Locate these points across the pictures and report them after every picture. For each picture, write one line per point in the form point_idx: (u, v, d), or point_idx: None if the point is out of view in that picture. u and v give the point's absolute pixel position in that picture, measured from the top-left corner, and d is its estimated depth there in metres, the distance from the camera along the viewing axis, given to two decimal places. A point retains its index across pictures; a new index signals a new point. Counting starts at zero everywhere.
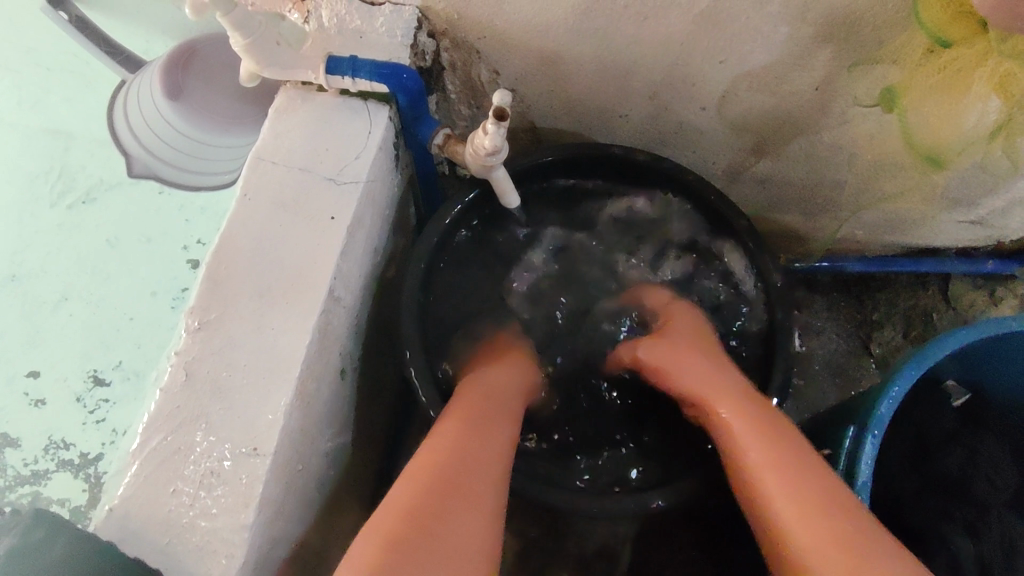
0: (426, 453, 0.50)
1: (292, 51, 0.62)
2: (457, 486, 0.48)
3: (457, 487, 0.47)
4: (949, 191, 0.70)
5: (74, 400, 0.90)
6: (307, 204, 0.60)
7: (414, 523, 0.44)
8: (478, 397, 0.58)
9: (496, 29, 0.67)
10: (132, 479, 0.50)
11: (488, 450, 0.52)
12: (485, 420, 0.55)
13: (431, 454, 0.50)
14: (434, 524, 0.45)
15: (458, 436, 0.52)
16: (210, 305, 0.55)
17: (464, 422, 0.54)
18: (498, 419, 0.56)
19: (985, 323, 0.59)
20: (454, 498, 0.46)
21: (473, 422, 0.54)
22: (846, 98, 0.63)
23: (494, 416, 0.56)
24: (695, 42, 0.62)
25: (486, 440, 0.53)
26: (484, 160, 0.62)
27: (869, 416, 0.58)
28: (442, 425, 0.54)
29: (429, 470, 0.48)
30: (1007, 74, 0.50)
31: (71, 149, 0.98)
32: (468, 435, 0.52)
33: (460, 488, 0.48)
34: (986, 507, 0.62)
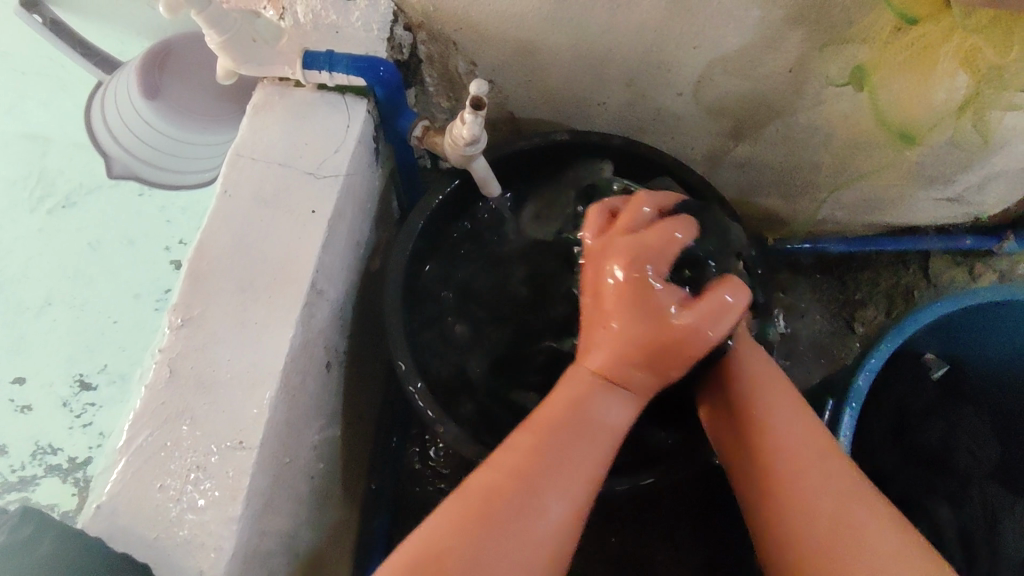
0: (490, 468, 0.45)
1: (268, 48, 0.62)
2: (527, 520, 0.42)
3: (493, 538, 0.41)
4: (925, 168, 0.71)
5: (60, 405, 0.90)
6: (287, 199, 0.60)
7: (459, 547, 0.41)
8: (574, 397, 0.47)
9: (473, 21, 0.67)
10: (119, 476, 0.50)
11: (573, 475, 0.45)
12: (581, 432, 0.46)
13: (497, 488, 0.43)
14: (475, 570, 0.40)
15: (538, 460, 0.44)
16: (193, 300, 0.55)
17: (545, 435, 0.46)
18: (586, 451, 0.46)
19: (962, 295, 0.60)
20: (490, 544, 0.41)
21: (557, 437, 0.45)
22: (820, 79, 0.63)
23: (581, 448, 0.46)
24: (670, 28, 0.62)
25: (575, 463, 0.45)
26: (463, 151, 0.63)
27: (848, 390, 0.59)
28: (515, 433, 0.46)
29: (493, 488, 0.43)
30: (973, 49, 0.50)
31: (50, 153, 0.98)
32: (546, 459, 0.45)
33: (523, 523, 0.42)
34: (967, 479, 0.65)
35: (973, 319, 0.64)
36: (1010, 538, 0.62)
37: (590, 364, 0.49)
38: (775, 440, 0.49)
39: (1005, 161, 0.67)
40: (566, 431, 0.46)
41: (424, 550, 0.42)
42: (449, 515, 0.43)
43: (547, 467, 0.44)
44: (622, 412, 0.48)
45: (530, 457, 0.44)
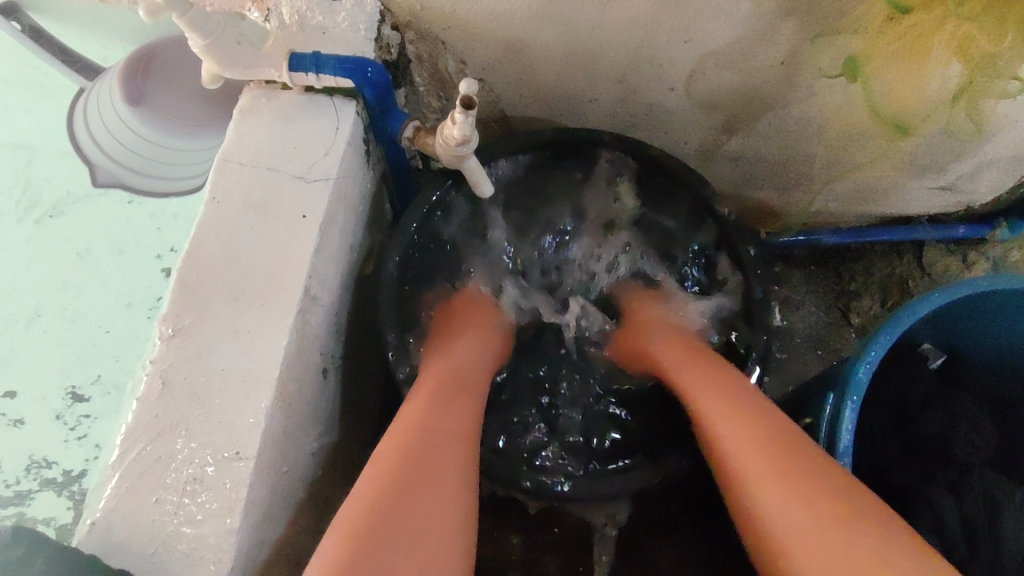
0: (389, 439, 0.51)
1: (252, 51, 0.61)
2: (428, 462, 0.49)
3: (417, 476, 0.48)
4: (918, 157, 0.71)
5: (53, 418, 0.89)
6: (277, 204, 0.59)
7: (386, 499, 0.46)
8: (450, 364, 0.62)
9: (461, 19, 0.66)
10: (113, 491, 0.49)
11: (452, 429, 0.54)
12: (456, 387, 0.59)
13: (399, 442, 0.50)
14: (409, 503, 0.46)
15: (422, 418, 0.53)
16: (185, 311, 0.54)
17: (430, 396, 0.57)
18: (456, 400, 0.57)
19: (958, 284, 0.59)
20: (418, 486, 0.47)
21: (443, 396, 0.57)
22: (811, 71, 0.63)
23: (452, 396, 0.58)
24: (660, 22, 0.62)
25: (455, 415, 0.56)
26: (454, 150, 0.62)
27: (848, 383, 0.58)
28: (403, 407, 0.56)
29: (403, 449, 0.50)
30: (966, 37, 0.50)
31: (36, 162, 0.96)
32: (432, 416, 0.54)
33: (430, 469, 0.49)
34: (967, 467, 0.64)
35: (972, 309, 0.63)
36: (1011, 528, 0.59)
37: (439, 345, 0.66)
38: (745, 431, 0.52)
39: (997, 149, 0.67)
40: (449, 387, 0.58)
41: (358, 504, 0.46)
42: (373, 481, 0.47)
43: (435, 424, 0.53)
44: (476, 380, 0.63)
45: (421, 416, 0.54)
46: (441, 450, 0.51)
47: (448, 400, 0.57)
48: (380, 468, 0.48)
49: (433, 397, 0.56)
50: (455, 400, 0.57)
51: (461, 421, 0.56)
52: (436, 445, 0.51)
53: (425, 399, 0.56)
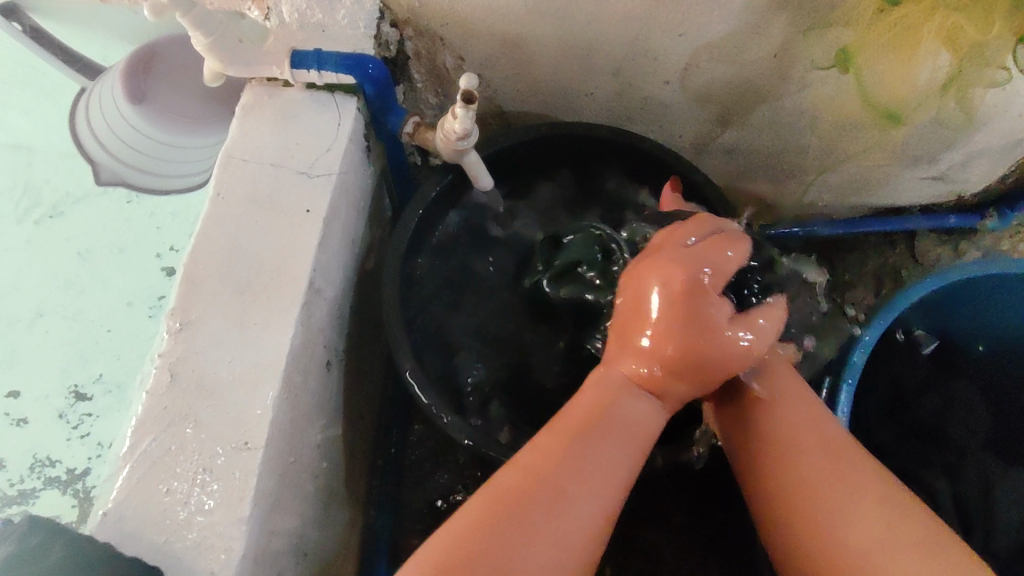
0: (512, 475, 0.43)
1: (254, 49, 0.62)
2: (553, 528, 0.41)
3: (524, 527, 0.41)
4: (909, 147, 0.72)
5: (56, 417, 0.89)
6: (280, 199, 0.60)
7: (472, 553, 0.40)
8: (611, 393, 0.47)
9: (459, 15, 0.67)
10: (124, 482, 0.50)
11: (592, 486, 0.43)
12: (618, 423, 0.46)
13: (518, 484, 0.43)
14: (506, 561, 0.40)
15: (556, 460, 0.43)
16: (191, 304, 0.55)
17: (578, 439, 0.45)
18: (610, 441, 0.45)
19: (947, 270, 0.61)
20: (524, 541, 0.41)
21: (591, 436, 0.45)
22: (804, 63, 0.64)
23: (605, 436, 0.45)
24: (655, 17, 0.63)
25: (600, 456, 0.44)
26: (454, 144, 0.63)
27: (845, 367, 0.60)
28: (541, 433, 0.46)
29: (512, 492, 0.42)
30: (954, 28, 0.52)
31: (35, 163, 0.97)
32: (567, 467, 0.43)
33: (534, 524, 0.41)
34: (963, 450, 0.66)
35: (964, 295, 0.65)
36: (1003, 507, 0.64)
37: (620, 368, 0.48)
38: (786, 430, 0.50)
39: (986, 138, 0.68)
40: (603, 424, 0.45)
41: (455, 544, 0.41)
42: (462, 526, 0.41)
43: (569, 472, 0.43)
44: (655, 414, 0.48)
45: (552, 462, 0.43)
46: (564, 507, 0.42)
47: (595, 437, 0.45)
48: (482, 511, 0.42)
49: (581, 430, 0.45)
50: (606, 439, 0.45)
51: (610, 467, 0.44)
52: (560, 495, 0.42)
53: (568, 440, 0.44)
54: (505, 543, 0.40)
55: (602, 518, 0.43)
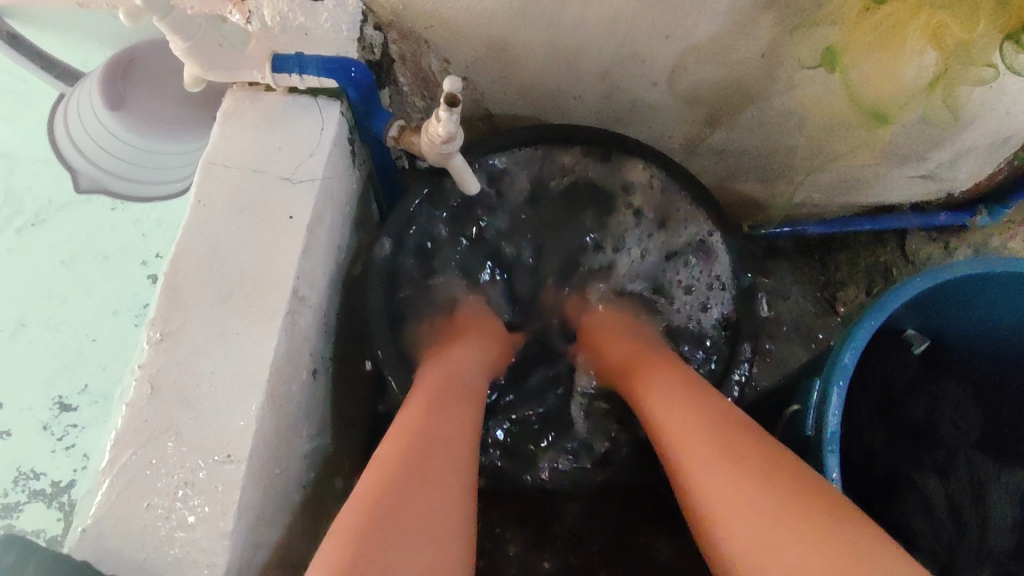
0: (391, 441, 0.51)
1: (235, 53, 0.60)
2: (433, 470, 0.49)
3: (420, 468, 0.48)
4: (898, 146, 0.72)
5: (40, 428, 0.88)
6: (263, 205, 0.59)
7: (382, 503, 0.45)
8: (448, 364, 0.62)
9: (443, 18, 0.66)
10: (104, 497, 0.49)
11: (453, 433, 0.54)
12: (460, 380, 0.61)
13: (398, 445, 0.50)
14: (405, 505, 0.45)
15: (424, 419, 0.53)
16: (172, 315, 0.54)
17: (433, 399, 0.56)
18: (458, 400, 0.58)
19: (939, 270, 0.60)
20: (415, 486, 0.47)
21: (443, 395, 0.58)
22: (792, 62, 0.63)
23: (454, 397, 0.58)
24: (641, 19, 0.62)
25: (454, 417, 0.56)
26: (440, 149, 0.62)
27: (835, 368, 0.59)
28: (403, 411, 0.56)
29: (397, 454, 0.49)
30: (940, 25, 0.51)
31: (18, 170, 0.95)
32: (431, 422, 0.53)
33: (428, 474, 0.48)
34: (953, 450, 0.65)
35: (953, 294, 0.64)
36: (997, 506, 0.62)
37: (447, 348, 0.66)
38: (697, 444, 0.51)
39: (974, 137, 0.68)
40: (445, 389, 0.59)
41: (361, 504, 0.45)
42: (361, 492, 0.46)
43: (433, 427, 0.53)
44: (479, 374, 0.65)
45: (420, 423, 0.53)
46: (445, 453, 0.51)
47: (450, 405, 0.57)
48: (374, 475, 0.48)
49: (437, 402, 0.56)
50: (452, 403, 0.57)
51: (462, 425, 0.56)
52: (434, 446, 0.51)
53: (425, 407, 0.55)
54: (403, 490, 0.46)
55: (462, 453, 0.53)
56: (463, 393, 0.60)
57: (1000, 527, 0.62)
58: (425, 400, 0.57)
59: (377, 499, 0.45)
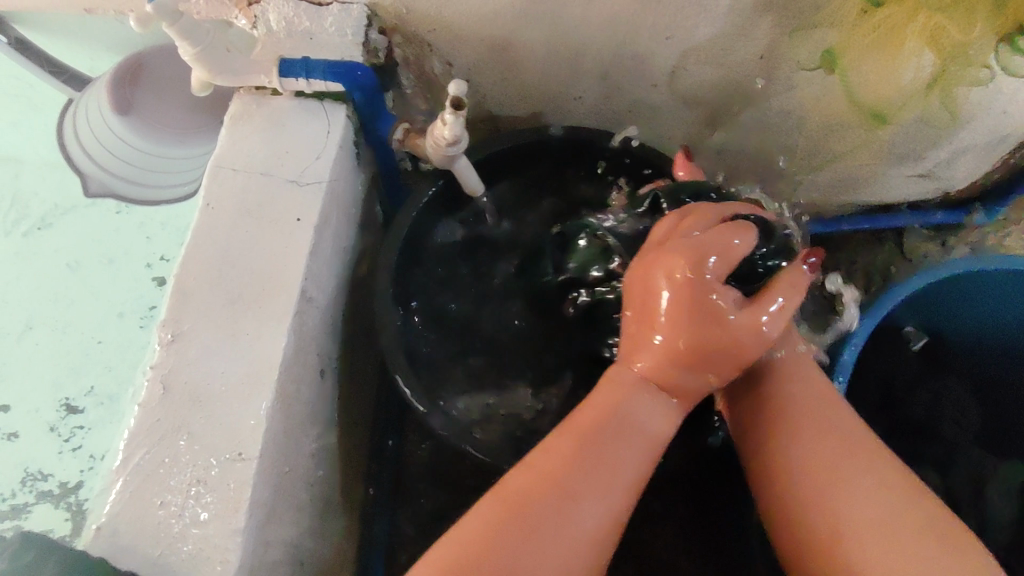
0: (522, 480, 0.44)
1: (242, 57, 0.61)
2: (562, 531, 0.42)
3: (543, 532, 0.42)
4: (896, 145, 0.73)
5: (48, 430, 0.88)
6: (272, 208, 0.59)
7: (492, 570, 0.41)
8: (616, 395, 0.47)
9: (447, 21, 0.67)
10: (118, 496, 0.49)
11: (607, 490, 0.44)
12: (630, 425, 0.46)
13: (531, 496, 0.43)
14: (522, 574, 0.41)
15: (569, 468, 0.44)
16: (182, 315, 0.55)
17: (584, 450, 0.45)
18: (625, 446, 0.45)
19: (935, 267, 0.61)
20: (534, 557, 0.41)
21: (594, 442, 0.45)
22: (791, 65, 0.65)
23: (618, 444, 0.45)
24: (642, 20, 0.63)
25: (614, 467, 0.45)
26: (444, 151, 0.63)
27: (835, 364, 0.60)
28: (553, 436, 0.46)
29: (492, 526, 0.42)
30: (937, 28, 0.52)
31: (24, 175, 0.96)
32: (583, 471, 0.44)
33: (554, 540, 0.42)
34: (954, 446, 0.67)
35: (948, 294, 0.65)
36: (995, 499, 0.64)
37: (633, 367, 0.48)
38: (797, 432, 0.49)
39: (971, 136, 0.69)
40: (607, 429, 0.45)
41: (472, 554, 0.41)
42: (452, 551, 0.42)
43: (583, 482, 0.44)
44: (668, 413, 0.48)
45: (566, 468, 0.44)
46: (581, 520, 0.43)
47: (603, 450, 0.45)
48: (490, 528, 0.42)
49: (590, 443, 0.45)
50: (617, 445, 0.45)
51: (625, 471, 0.45)
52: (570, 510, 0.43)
53: (580, 445, 0.45)
54: (524, 557, 0.41)
55: (607, 526, 0.44)
56: (630, 438, 0.46)
57: (998, 522, 0.64)
58: (579, 430, 0.46)
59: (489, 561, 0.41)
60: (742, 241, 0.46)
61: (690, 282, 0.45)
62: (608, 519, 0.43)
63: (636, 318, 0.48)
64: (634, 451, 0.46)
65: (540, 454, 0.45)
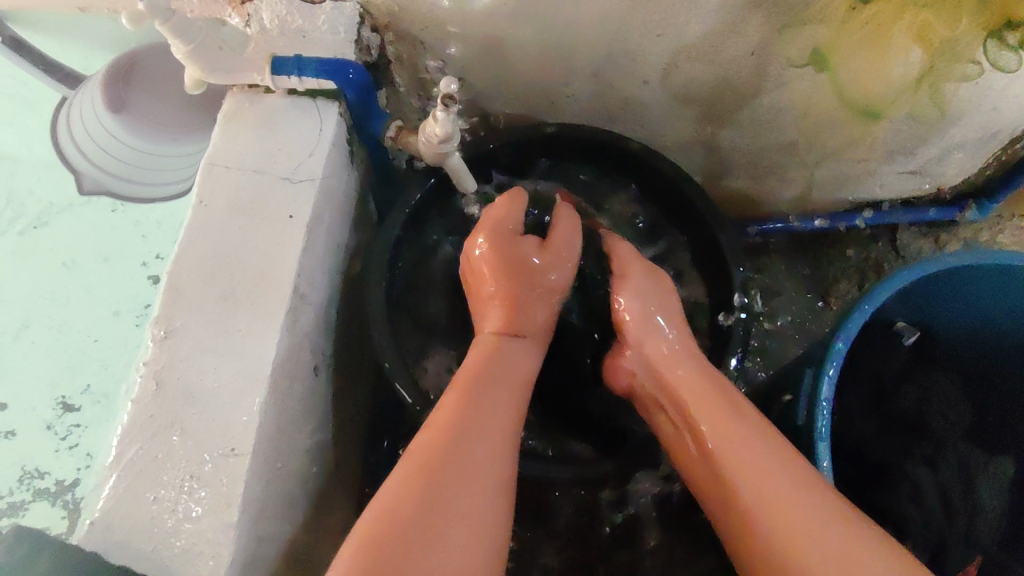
0: (424, 437, 0.48)
1: (235, 56, 0.61)
2: (459, 469, 0.46)
3: (445, 473, 0.46)
4: (886, 142, 0.73)
5: (45, 428, 0.89)
6: (265, 205, 0.60)
7: (403, 517, 0.43)
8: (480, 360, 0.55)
9: (440, 20, 0.68)
10: (112, 491, 0.50)
11: (493, 430, 0.50)
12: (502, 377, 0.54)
13: (429, 442, 0.47)
14: (428, 511, 0.43)
15: (459, 413, 0.50)
16: (175, 312, 0.55)
17: (470, 398, 0.51)
18: (497, 390, 0.53)
19: (926, 262, 0.61)
20: (439, 488, 0.45)
21: (478, 392, 0.52)
22: (781, 62, 0.65)
23: (492, 389, 0.52)
24: (633, 18, 0.64)
25: (494, 408, 0.51)
26: (437, 148, 0.63)
27: (827, 357, 0.60)
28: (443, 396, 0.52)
29: (403, 486, 0.45)
30: (924, 25, 0.53)
31: (18, 174, 0.96)
32: (469, 415, 0.50)
33: (455, 477, 0.46)
34: (943, 440, 0.67)
35: (938, 289, 0.66)
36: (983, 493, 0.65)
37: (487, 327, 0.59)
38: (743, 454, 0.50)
39: (962, 132, 0.70)
40: (480, 381, 0.53)
41: (383, 514, 0.43)
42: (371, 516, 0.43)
43: (471, 424, 0.49)
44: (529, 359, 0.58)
45: (455, 414, 0.49)
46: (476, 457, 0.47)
47: (484, 395, 0.52)
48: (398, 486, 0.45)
49: (475, 391, 0.52)
50: (491, 389, 0.52)
51: (505, 415, 0.51)
52: (464, 447, 0.47)
53: (465, 396, 0.51)
54: (430, 494, 0.44)
55: (501, 459, 0.48)
56: (501, 387, 0.53)
57: (989, 515, 0.65)
58: (461, 387, 0.52)
59: (398, 510, 0.43)
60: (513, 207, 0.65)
61: (499, 236, 0.63)
62: (500, 450, 0.49)
63: (476, 290, 0.63)
64: (507, 395, 0.53)
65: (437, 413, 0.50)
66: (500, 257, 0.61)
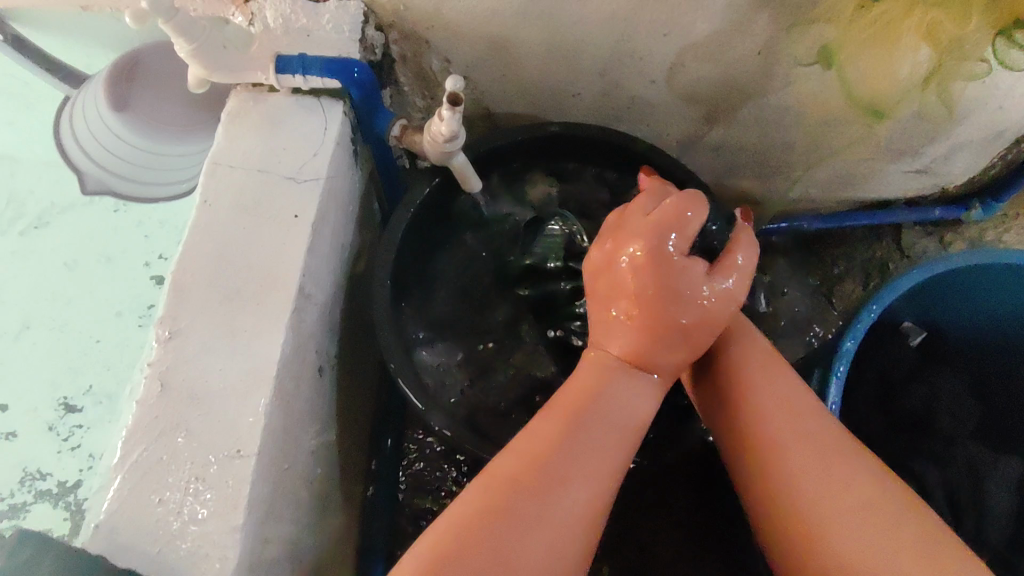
0: (512, 459, 0.45)
1: (238, 55, 0.61)
2: (549, 507, 0.43)
3: (532, 507, 0.42)
4: (893, 141, 0.73)
5: (46, 429, 0.89)
6: (270, 205, 0.59)
7: (477, 546, 0.41)
8: (594, 382, 0.48)
9: (445, 19, 0.67)
10: (116, 493, 0.49)
11: (591, 468, 0.45)
12: (615, 408, 0.47)
13: (519, 471, 0.44)
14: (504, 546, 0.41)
15: (558, 445, 0.45)
16: (180, 312, 0.55)
17: (570, 431, 0.45)
18: (605, 427, 0.46)
19: (934, 262, 0.61)
20: (520, 525, 0.42)
21: (583, 422, 0.46)
22: (787, 61, 0.65)
23: (600, 423, 0.46)
24: (639, 16, 0.63)
25: (594, 444, 0.46)
26: (442, 147, 0.63)
27: (836, 354, 0.60)
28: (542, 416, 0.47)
29: (481, 510, 0.42)
30: (933, 24, 0.52)
31: (20, 174, 0.96)
32: (569, 450, 0.45)
33: (540, 514, 0.42)
34: (951, 439, 0.67)
35: (946, 289, 0.65)
36: (993, 496, 0.63)
37: (612, 349, 0.49)
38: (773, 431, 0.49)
39: (968, 132, 0.69)
40: (590, 414, 0.46)
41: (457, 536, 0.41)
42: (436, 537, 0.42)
43: (570, 459, 0.44)
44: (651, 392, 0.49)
45: (553, 444, 0.45)
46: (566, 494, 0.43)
47: (589, 431, 0.46)
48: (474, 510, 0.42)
49: (578, 422, 0.46)
50: (602, 425, 0.46)
51: (612, 454, 0.46)
52: (559, 484, 0.43)
53: (569, 429, 0.46)
54: (509, 530, 0.42)
55: (596, 499, 0.44)
56: (610, 423, 0.47)
57: (998, 516, 0.63)
58: (567, 411, 0.47)
59: (472, 539, 0.41)
60: (693, 214, 0.48)
61: (655, 248, 0.47)
62: (595, 490, 0.44)
63: (604, 294, 0.50)
64: (617, 430, 0.47)
65: (523, 437, 0.46)
66: (653, 281, 0.47)
